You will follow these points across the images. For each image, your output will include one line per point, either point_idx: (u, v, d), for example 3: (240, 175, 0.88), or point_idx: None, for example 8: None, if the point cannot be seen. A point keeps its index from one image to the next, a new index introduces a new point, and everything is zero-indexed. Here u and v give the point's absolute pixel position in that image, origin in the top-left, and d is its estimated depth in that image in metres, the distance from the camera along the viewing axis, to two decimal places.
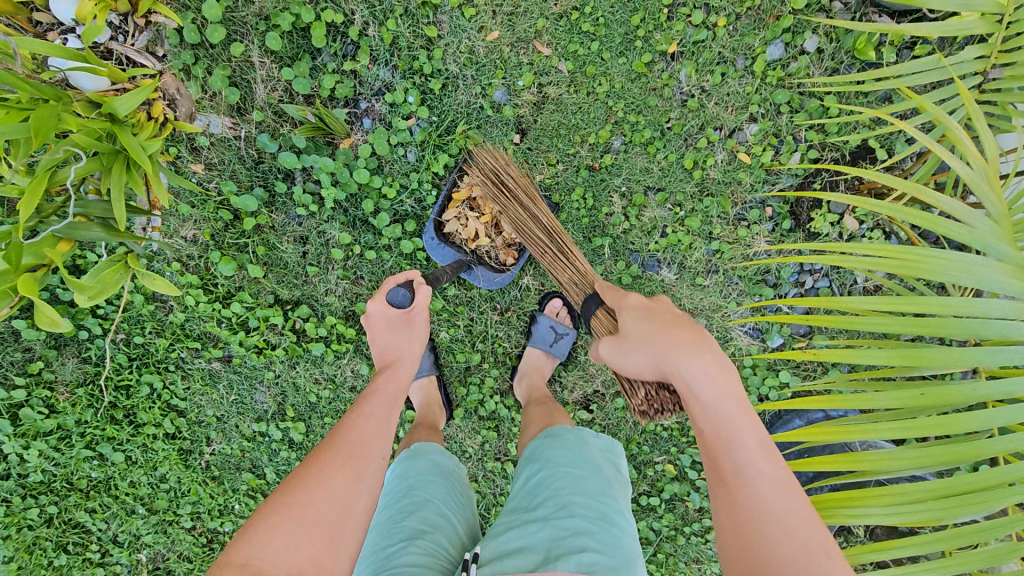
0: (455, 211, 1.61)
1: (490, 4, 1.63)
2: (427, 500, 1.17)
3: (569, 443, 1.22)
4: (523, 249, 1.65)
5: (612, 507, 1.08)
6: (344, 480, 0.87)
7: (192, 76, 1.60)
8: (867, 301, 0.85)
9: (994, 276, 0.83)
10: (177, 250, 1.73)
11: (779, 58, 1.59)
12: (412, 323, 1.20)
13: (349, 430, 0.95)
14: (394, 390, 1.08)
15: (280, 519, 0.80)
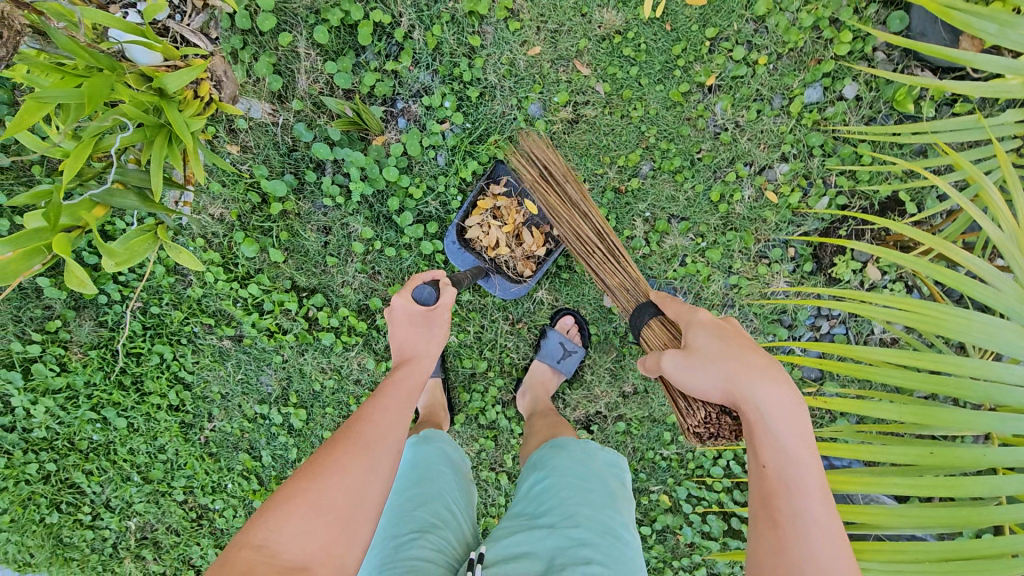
0: (479, 217, 1.60)
1: (535, 20, 1.65)
2: (437, 494, 1.18)
3: (580, 451, 1.21)
4: (541, 263, 1.64)
5: (618, 520, 1.07)
6: (358, 470, 0.89)
7: (239, 60, 1.65)
8: (884, 351, 0.84)
9: (1014, 341, 0.82)
10: (203, 227, 1.76)
11: (816, 101, 1.59)
12: (433, 320, 1.19)
13: (366, 422, 0.96)
14: (411, 385, 1.07)
15: (293, 507, 0.83)
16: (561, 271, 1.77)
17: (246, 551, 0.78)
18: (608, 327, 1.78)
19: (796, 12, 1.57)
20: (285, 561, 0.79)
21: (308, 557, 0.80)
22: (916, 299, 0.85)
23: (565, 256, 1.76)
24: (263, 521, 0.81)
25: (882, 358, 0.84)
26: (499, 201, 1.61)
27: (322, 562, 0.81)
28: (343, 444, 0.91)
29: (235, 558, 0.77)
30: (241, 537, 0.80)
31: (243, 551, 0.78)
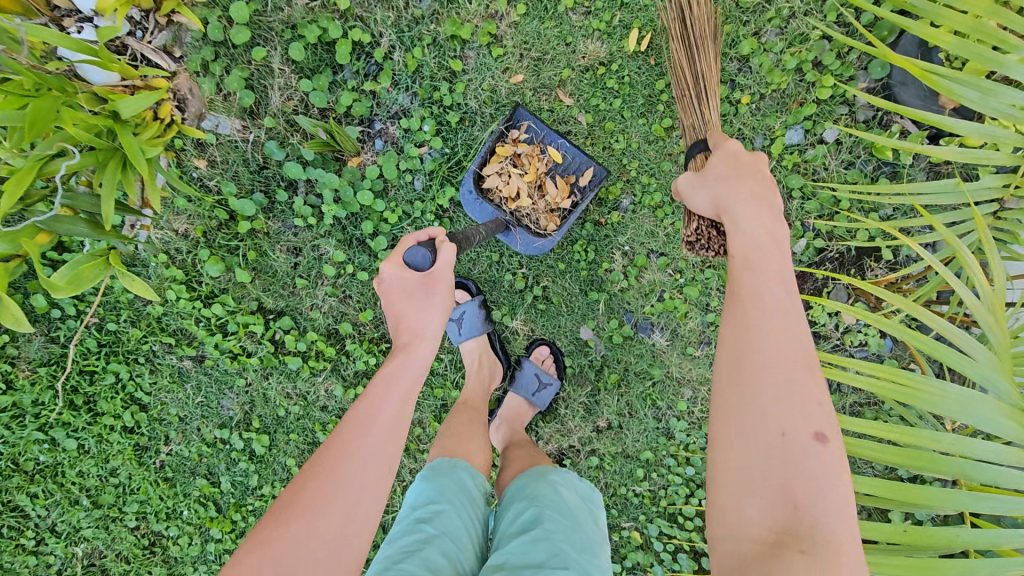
0: (499, 164, 1.52)
1: (519, 47, 1.63)
2: (430, 541, 1.04)
3: (555, 487, 1.17)
4: (566, 218, 1.56)
5: (597, 566, 1.04)
6: (332, 496, 0.79)
7: (209, 72, 1.58)
8: (860, 422, 0.81)
9: (988, 415, 0.80)
10: (166, 243, 1.69)
11: (797, 143, 1.59)
12: (436, 289, 0.95)
13: (343, 437, 0.83)
14: (406, 382, 0.89)
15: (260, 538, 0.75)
16: (537, 301, 1.73)
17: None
18: (584, 359, 1.74)
19: (779, 54, 1.57)
20: None
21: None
22: (891, 368, 0.83)
23: (541, 286, 1.72)
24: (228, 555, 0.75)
25: (858, 429, 0.81)
26: (519, 147, 1.54)
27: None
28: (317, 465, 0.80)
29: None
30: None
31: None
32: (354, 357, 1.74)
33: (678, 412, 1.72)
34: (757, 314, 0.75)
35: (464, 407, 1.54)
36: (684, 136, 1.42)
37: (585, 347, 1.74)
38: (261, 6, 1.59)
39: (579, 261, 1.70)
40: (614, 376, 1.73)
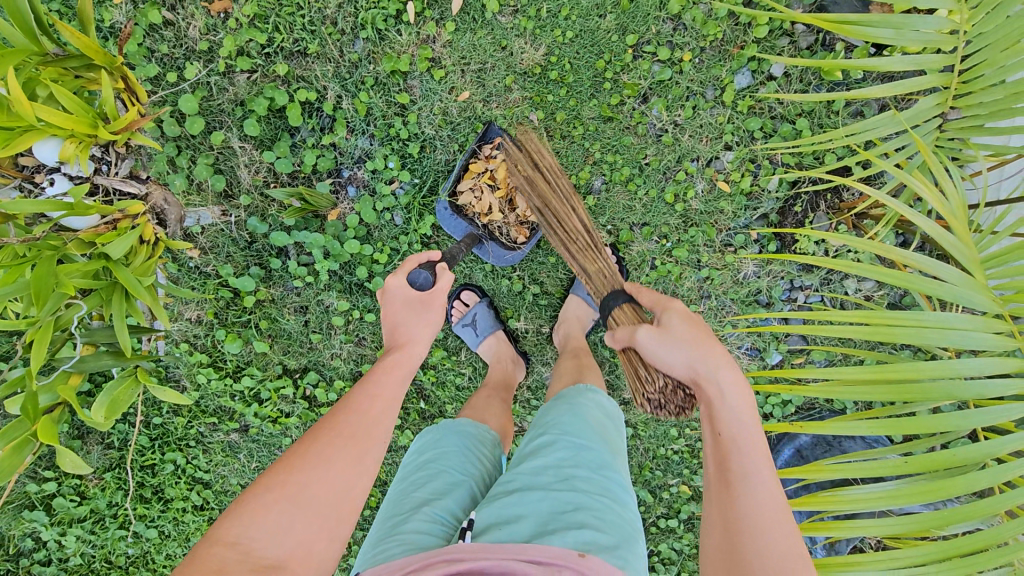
0: (471, 181, 1.58)
1: (458, 64, 1.66)
2: (439, 470, 1.02)
3: (577, 407, 1.11)
4: (535, 230, 1.61)
5: (616, 482, 0.97)
6: (344, 461, 0.86)
7: (177, 167, 1.65)
8: (857, 370, 0.89)
9: (967, 334, 0.87)
10: (183, 332, 1.77)
11: (748, 86, 1.61)
12: (430, 304, 1.14)
13: (353, 412, 0.92)
14: (402, 373, 1.03)
15: (269, 502, 0.79)
16: (538, 298, 1.79)
17: (221, 547, 0.74)
18: (595, 341, 1.79)
19: (709, 4, 1.59)
20: (263, 557, 0.75)
21: (286, 553, 0.77)
22: (869, 311, 0.88)
23: (538, 283, 1.78)
24: (232, 517, 0.78)
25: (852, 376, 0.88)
26: (491, 163, 1.59)
27: (300, 561, 0.78)
28: (330, 434, 0.88)
29: (204, 556, 0.74)
30: (210, 531, 0.76)
31: (212, 548, 0.74)
32: None
33: None
34: (752, 491, 0.87)
35: (489, 386, 1.59)
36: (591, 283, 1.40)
37: (594, 329, 1.77)
38: (208, 91, 1.66)
39: None
40: None
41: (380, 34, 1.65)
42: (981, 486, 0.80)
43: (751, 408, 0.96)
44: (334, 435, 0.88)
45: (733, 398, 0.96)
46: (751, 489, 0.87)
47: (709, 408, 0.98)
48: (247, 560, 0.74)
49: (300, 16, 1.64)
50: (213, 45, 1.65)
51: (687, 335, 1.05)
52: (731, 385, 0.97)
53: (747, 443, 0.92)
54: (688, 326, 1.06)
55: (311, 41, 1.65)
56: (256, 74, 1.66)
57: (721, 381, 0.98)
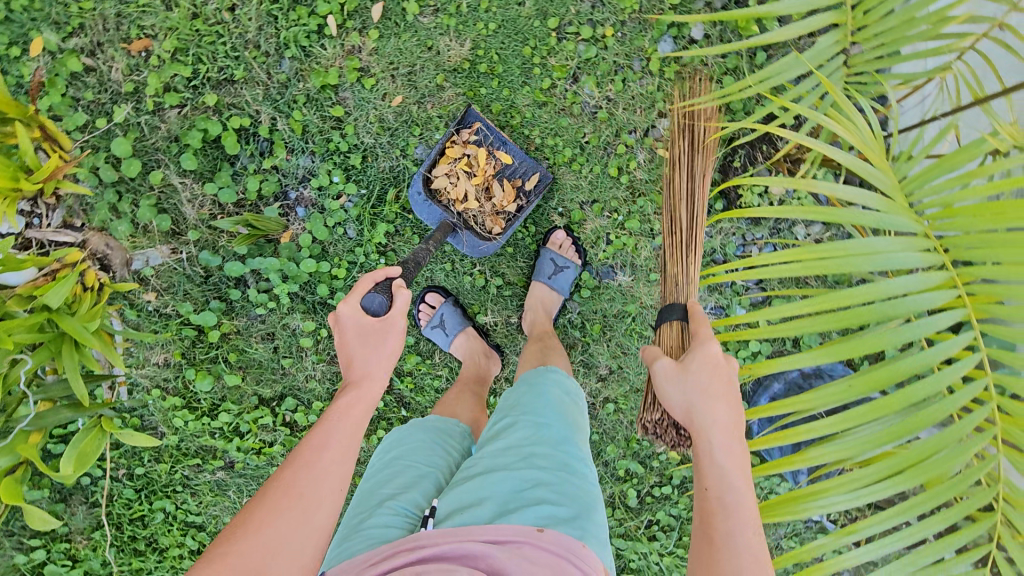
0: (446, 167, 1.57)
1: (387, 70, 1.67)
2: (407, 465, 1.09)
3: (541, 389, 1.16)
4: (511, 222, 1.62)
5: (576, 458, 1.03)
6: (287, 525, 0.84)
7: (120, 213, 1.64)
8: (798, 304, 0.89)
9: (893, 255, 0.90)
10: (153, 377, 1.75)
11: (671, 52, 1.64)
12: (387, 330, 1.08)
13: (304, 469, 0.90)
14: (353, 420, 0.99)
15: (216, 572, 0.78)
16: (502, 289, 1.81)
17: None
18: (564, 324, 1.79)
19: None
20: None
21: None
22: (801, 249, 0.89)
23: (499, 274, 1.80)
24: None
25: (797, 313, 0.88)
26: (469, 149, 1.59)
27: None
28: (272, 500, 0.86)
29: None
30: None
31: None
32: None
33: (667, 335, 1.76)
34: (734, 549, 0.86)
35: (462, 384, 1.61)
36: (666, 288, 1.33)
37: (561, 312, 1.77)
38: (140, 132, 1.64)
39: (524, 239, 1.77)
40: (596, 325, 1.78)
41: (305, 51, 1.65)
42: (930, 393, 0.80)
43: (743, 469, 0.94)
44: (283, 496, 0.87)
45: (723, 456, 0.95)
46: (736, 553, 0.86)
47: (697, 466, 0.97)
48: None
49: (221, 44, 1.63)
50: (138, 85, 1.63)
51: (700, 382, 1.00)
52: (725, 447, 0.95)
53: (737, 510, 0.89)
54: (707, 375, 1.01)
55: (236, 67, 1.64)
56: (186, 108, 1.65)
57: (717, 439, 0.96)
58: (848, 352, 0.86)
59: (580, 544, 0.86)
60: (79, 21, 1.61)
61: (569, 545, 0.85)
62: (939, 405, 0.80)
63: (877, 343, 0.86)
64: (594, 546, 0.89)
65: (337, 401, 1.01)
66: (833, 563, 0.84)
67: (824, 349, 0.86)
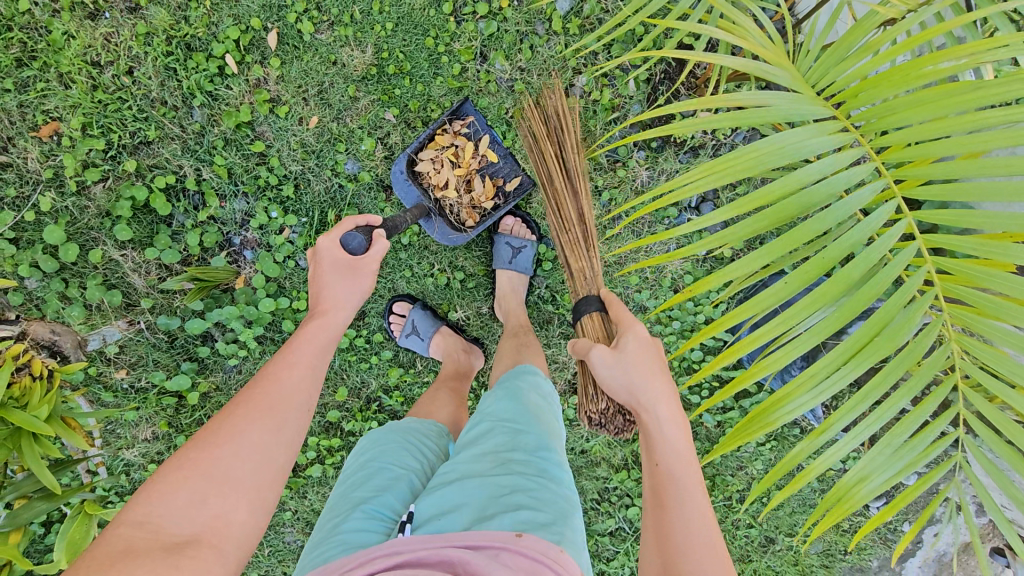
0: (433, 152, 1.55)
1: (297, 95, 1.65)
2: (379, 468, 1.13)
3: (517, 390, 1.21)
4: (487, 217, 1.60)
5: (552, 461, 1.06)
6: (258, 436, 0.88)
7: (71, 299, 1.62)
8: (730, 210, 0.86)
9: (807, 143, 0.88)
10: (144, 453, 1.71)
11: (571, 9, 1.62)
12: (359, 271, 1.11)
13: (273, 382, 0.94)
14: (322, 344, 1.03)
15: (182, 476, 0.82)
16: (465, 283, 1.79)
17: (125, 527, 0.76)
18: (535, 301, 1.77)
19: None
20: (172, 534, 0.78)
21: (198, 528, 0.80)
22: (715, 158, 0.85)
23: (460, 268, 1.78)
24: (144, 497, 0.80)
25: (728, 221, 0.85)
26: (458, 140, 1.58)
27: (215, 533, 0.81)
28: (243, 408, 0.90)
29: (110, 539, 0.74)
30: (118, 514, 0.77)
31: (120, 529, 0.76)
32: (359, 432, 1.79)
33: (637, 287, 1.72)
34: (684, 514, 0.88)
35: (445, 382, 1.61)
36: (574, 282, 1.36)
37: (529, 290, 1.76)
38: (70, 215, 1.62)
39: None
40: (567, 295, 1.76)
41: (212, 96, 1.64)
42: (860, 273, 0.82)
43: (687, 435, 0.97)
44: (251, 406, 0.90)
45: (668, 426, 0.97)
46: (684, 517, 0.88)
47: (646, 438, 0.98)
48: (157, 539, 0.76)
49: (127, 109, 1.62)
50: (56, 169, 1.61)
51: (635, 353, 1.04)
52: (665, 413, 0.98)
53: (682, 475, 0.92)
54: (642, 349, 1.04)
55: (148, 128, 1.62)
56: (109, 180, 1.63)
57: (658, 411, 0.98)
58: (786, 246, 0.84)
59: (557, 549, 0.85)
60: None
61: (547, 550, 0.84)
62: (873, 280, 0.81)
63: (812, 233, 0.83)
64: (571, 550, 0.89)
65: (305, 325, 1.04)
66: (816, 465, 0.83)
67: (760, 250, 0.83)
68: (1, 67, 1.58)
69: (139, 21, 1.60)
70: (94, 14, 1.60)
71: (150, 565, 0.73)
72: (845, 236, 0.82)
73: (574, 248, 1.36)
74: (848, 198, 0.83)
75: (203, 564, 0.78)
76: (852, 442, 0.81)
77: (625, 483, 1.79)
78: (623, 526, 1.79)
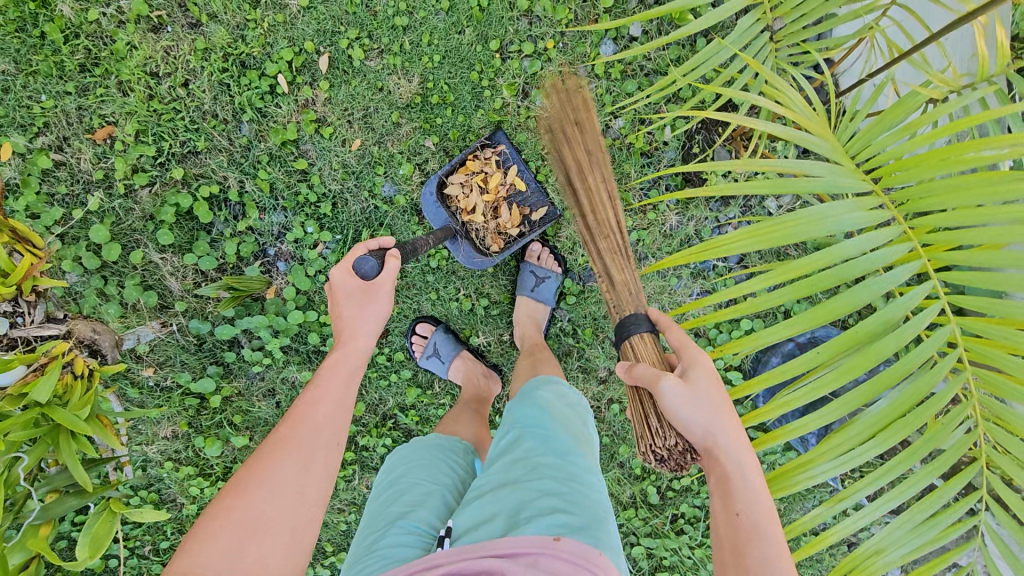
0: (464, 176, 1.61)
1: (343, 117, 1.71)
2: (413, 483, 1.19)
3: (539, 398, 1.25)
4: (509, 243, 1.66)
5: (582, 465, 1.09)
6: (292, 472, 0.93)
7: (108, 296, 1.68)
8: (765, 276, 0.88)
9: (844, 216, 0.90)
10: (164, 451, 1.75)
11: (614, 54, 1.67)
12: (376, 295, 1.14)
13: (301, 423, 0.98)
14: (347, 375, 1.08)
15: (223, 527, 0.86)
16: (489, 309, 1.82)
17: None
18: (556, 333, 1.80)
19: None
20: None
21: (243, 572, 0.83)
22: (756, 225, 0.87)
23: (485, 295, 1.82)
24: (189, 550, 0.84)
25: (759, 288, 0.87)
26: (489, 165, 1.62)
27: (260, 575, 0.85)
28: (275, 448, 0.95)
29: None
30: (169, 566, 0.82)
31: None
32: (373, 447, 1.82)
33: None
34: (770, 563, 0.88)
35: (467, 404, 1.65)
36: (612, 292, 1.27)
37: (551, 322, 1.79)
38: (115, 216, 1.68)
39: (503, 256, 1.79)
40: (588, 329, 1.78)
41: (261, 112, 1.70)
42: (892, 351, 0.83)
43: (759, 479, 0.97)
44: (282, 447, 0.95)
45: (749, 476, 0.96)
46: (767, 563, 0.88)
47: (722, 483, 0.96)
48: None
49: (180, 119, 1.68)
50: (107, 171, 1.68)
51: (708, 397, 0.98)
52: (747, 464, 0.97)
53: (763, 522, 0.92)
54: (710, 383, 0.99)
55: (197, 139, 1.69)
56: (156, 185, 1.69)
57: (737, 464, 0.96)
58: (821, 315, 0.86)
59: (596, 552, 0.91)
60: (43, 119, 1.66)
61: (586, 554, 0.89)
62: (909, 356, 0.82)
63: (847, 304, 0.85)
64: (608, 552, 0.93)
65: (330, 356, 1.10)
66: (832, 532, 0.85)
67: (792, 318, 0.85)
68: (65, 71, 1.66)
69: (198, 36, 1.67)
70: (157, 27, 1.67)
71: None
72: (879, 310, 0.84)
73: (619, 259, 1.27)
74: (885, 274, 0.85)
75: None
76: (876, 511, 0.84)
77: (632, 522, 1.80)
78: (627, 565, 1.80)
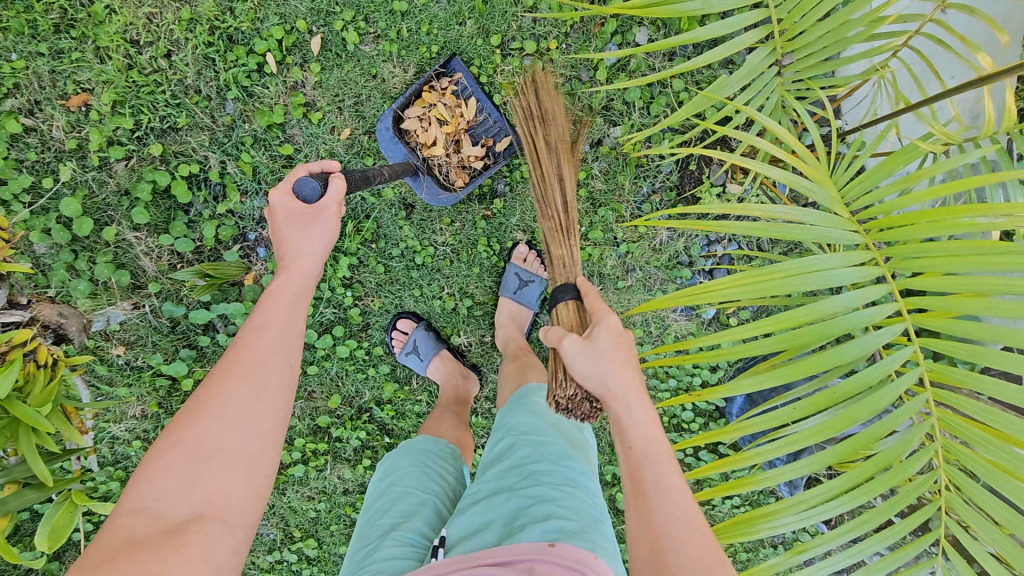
0: (420, 108, 1.56)
1: (333, 103, 1.64)
2: (403, 492, 1.18)
3: (532, 405, 1.25)
4: (474, 176, 1.62)
5: (577, 469, 1.09)
6: (240, 403, 0.85)
7: (78, 272, 1.61)
8: (752, 326, 0.86)
9: (834, 271, 0.88)
10: (131, 430, 1.70)
11: (617, 60, 1.63)
12: (320, 216, 1.00)
13: (246, 352, 0.89)
14: (292, 302, 0.97)
15: (170, 462, 0.79)
16: (472, 309, 1.80)
17: (124, 517, 0.75)
18: (537, 338, 1.79)
19: None
20: (173, 518, 0.76)
21: (199, 507, 0.78)
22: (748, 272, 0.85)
23: (468, 295, 1.79)
24: (139, 483, 0.78)
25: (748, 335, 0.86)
26: (446, 97, 1.58)
27: (217, 509, 0.79)
28: (220, 379, 0.86)
29: (111, 531, 0.74)
30: (116, 506, 0.76)
31: (119, 520, 0.75)
32: (346, 439, 1.81)
33: (638, 339, 1.75)
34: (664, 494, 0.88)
35: (449, 406, 1.64)
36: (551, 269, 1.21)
37: (534, 326, 1.78)
38: (88, 188, 1.61)
39: (489, 258, 1.76)
40: None
41: (247, 91, 1.63)
42: (868, 414, 0.84)
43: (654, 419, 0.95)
44: (225, 375, 0.86)
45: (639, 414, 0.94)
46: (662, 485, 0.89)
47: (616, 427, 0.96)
48: (157, 524, 0.75)
49: (160, 93, 1.60)
50: (81, 141, 1.60)
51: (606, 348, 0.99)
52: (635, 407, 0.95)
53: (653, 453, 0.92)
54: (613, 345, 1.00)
55: (179, 115, 1.61)
56: (133, 160, 1.62)
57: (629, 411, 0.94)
58: (806, 368, 0.85)
59: (592, 556, 0.90)
60: (13, 80, 1.56)
61: (580, 558, 0.88)
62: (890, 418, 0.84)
63: (829, 362, 0.85)
64: (604, 556, 0.93)
65: (273, 281, 0.98)
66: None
67: (774, 371, 0.85)
68: (38, 31, 1.56)
69: (183, 5, 1.59)
70: None
71: (152, 550, 0.72)
72: (863, 371, 0.84)
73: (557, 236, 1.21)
74: (868, 335, 0.85)
75: (212, 541, 0.77)
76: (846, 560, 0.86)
77: None
78: None
